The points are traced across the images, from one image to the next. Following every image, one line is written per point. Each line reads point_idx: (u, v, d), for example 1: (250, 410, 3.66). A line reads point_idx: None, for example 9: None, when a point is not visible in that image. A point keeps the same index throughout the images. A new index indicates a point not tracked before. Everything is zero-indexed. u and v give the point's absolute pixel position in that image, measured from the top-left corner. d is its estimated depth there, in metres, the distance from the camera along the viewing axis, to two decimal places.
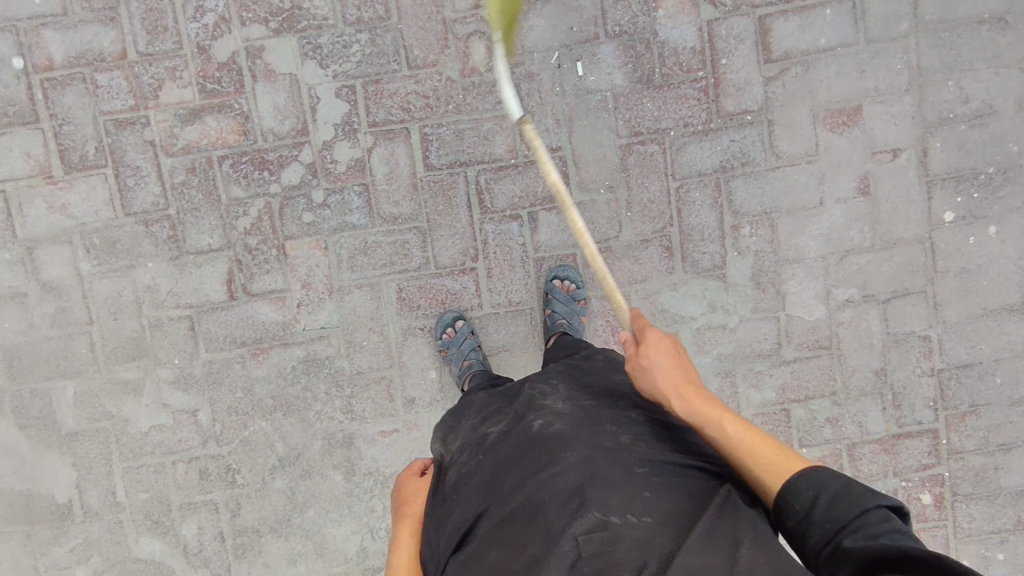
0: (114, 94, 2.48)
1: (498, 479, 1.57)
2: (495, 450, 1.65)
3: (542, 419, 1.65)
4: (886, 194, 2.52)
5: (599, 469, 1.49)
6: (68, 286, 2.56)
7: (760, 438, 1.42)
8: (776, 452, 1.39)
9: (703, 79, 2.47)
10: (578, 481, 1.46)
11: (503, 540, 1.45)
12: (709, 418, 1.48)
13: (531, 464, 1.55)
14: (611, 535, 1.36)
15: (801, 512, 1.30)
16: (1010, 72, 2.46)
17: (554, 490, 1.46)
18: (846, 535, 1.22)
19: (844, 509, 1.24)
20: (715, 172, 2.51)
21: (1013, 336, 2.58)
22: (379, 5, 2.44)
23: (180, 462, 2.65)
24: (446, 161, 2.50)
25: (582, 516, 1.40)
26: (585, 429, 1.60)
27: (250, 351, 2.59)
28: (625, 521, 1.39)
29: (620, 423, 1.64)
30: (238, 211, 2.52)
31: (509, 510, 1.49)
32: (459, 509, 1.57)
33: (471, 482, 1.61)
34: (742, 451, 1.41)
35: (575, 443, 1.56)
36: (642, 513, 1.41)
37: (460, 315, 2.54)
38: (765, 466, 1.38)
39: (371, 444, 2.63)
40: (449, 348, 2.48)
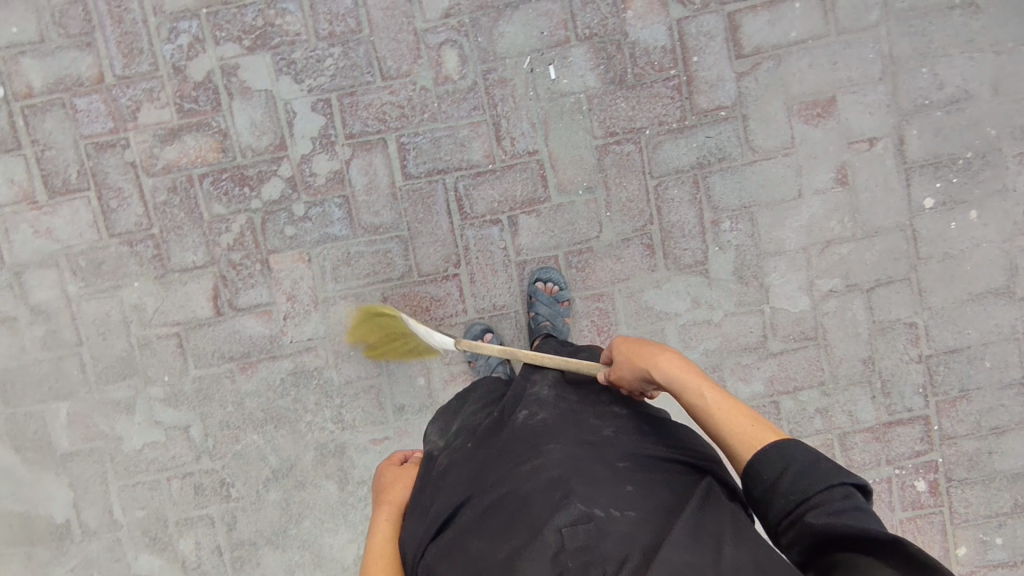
0: (93, 118, 2.51)
1: (484, 472, 1.59)
2: (486, 446, 1.68)
3: (526, 411, 1.71)
4: (864, 183, 2.51)
5: (584, 463, 1.51)
6: (57, 308, 2.60)
7: (736, 406, 1.44)
8: (751, 421, 1.40)
9: (676, 77, 2.48)
10: (562, 474, 1.48)
11: (488, 532, 1.47)
12: (687, 386, 1.49)
13: (518, 457, 1.58)
14: (596, 529, 1.34)
15: (767, 483, 1.31)
16: (984, 56, 2.45)
17: (539, 482, 1.48)
18: (808, 509, 1.23)
19: (809, 482, 1.26)
20: (693, 168, 2.51)
21: (1000, 319, 2.57)
22: (351, 18, 2.46)
23: (175, 478, 2.68)
24: (424, 169, 2.52)
25: (566, 509, 1.40)
26: (569, 426, 1.64)
27: (239, 365, 2.61)
28: (609, 514, 1.38)
29: (603, 417, 1.69)
30: (221, 227, 2.54)
31: (492, 502, 1.51)
32: (445, 497, 1.59)
33: (458, 474, 1.63)
34: (720, 418, 1.42)
35: (562, 439, 1.59)
36: (627, 507, 1.40)
37: (489, 328, 2.52)
38: (742, 431, 1.39)
39: (363, 453, 2.65)
40: (477, 361, 2.55)
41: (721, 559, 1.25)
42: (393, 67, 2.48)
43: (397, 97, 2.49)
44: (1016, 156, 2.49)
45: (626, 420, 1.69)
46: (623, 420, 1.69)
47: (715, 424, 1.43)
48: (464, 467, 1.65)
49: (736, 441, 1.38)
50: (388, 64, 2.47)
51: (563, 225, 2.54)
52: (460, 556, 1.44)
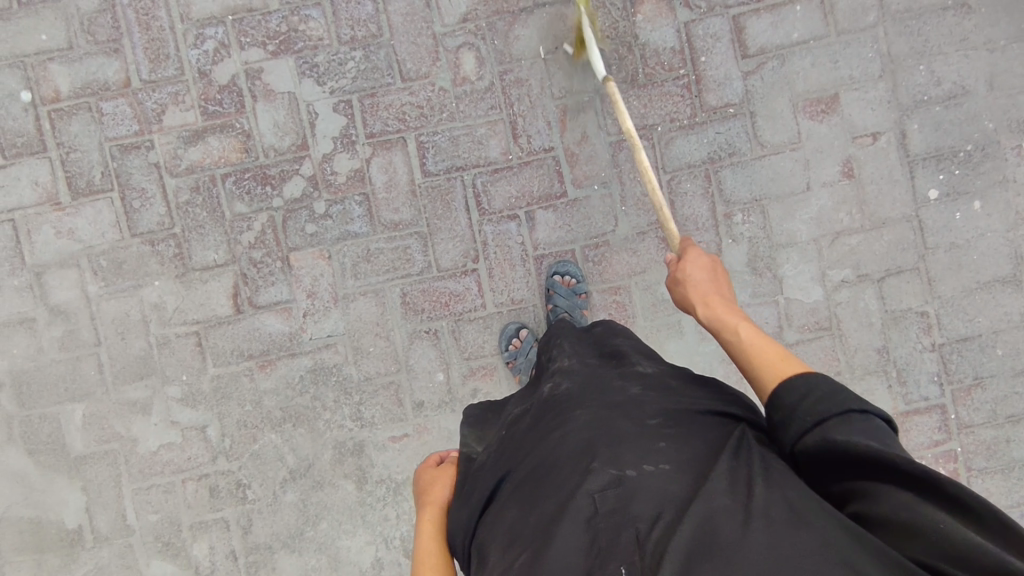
0: (119, 121, 2.57)
1: (517, 445, 1.56)
2: (516, 425, 1.67)
3: (551, 382, 1.72)
4: (870, 176, 2.59)
5: (611, 423, 1.46)
6: (76, 308, 2.61)
7: (769, 344, 1.45)
8: (782, 360, 1.40)
9: (685, 77, 2.58)
10: (590, 437, 1.43)
11: (521, 499, 1.43)
12: (727, 325, 1.54)
13: (546, 427, 1.54)
14: (626, 490, 1.29)
15: (785, 409, 1.30)
16: (978, 54, 2.56)
17: (568, 448, 1.43)
18: (825, 430, 1.21)
19: (828, 405, 1.24)
20: (704, 163, 2.59)
21: (1009, 307, 2.62)
22: (372, 24, 2.56)
23: (190, 480, 2.64)
24: (443, 167, 2.58)
25: (596, 472, 1.34)
26: (591, 387, 1.62)
27: (258, 364, 2.62)
28: (640, 472, 1.32)
29: (628, 376, 1.64)
30: (242, 226, 2.58)
31: (524, 471, 1.47)
32: (483, 479, 1.58)
33: (495, 454, 1.62)
34: (748, 351, 1.46)
35: (586, 404, 1.54)
36: (658, 461, 1.34)
37: (523, 325, 2.60)
38: (767, 361, 1.41)
39: (382, 451, 2.64)
40: (517, 359, 2.56)
41: (752, 501, 1.21)
42: (412, 69, 2.56)
43: (416, 98, 2.57)
44: (1014, 148, 2.58)
45: (652, 377, 1.64)
46: (649, 378, 1.63)
47: (743, 354, 1.47)
48: (500, 446, 1.64)
49: (759, 371, 1.41)
50: (408, 66, 2.56)
51: (579, 219, 2.60)
52: (499, 530, 1.42)
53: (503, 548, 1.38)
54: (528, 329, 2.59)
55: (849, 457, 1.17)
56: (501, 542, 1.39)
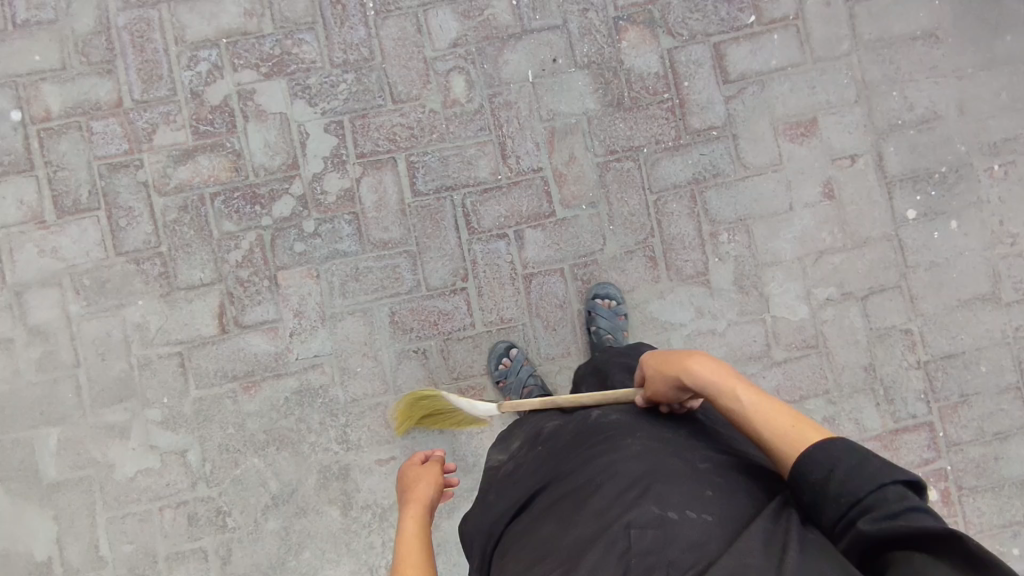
0: (108, 140, 2.57)
1: (562, 463, 1.67)
2: (558, 440, 1.78)
3: (599, 410, 1.82)
4: (850, 197, 2.66)
5: (662, 459, 1.52)
6: (56, 329, 2.55)
7: (776, 406, 1.45)
8: (794, 421, 1.41)
9: (669, 100, 2.66)
10: (638, 470, 1.50)
11: (556, 517, 1.54)
12: (723, 392, 1.50)
13: (592, 451, 1.64)
14: (665, 531, 1.35)
15: (817, 485, 1.31)
16: (947, 80, 2.68)
17: (615, 477, 1.51)
18: (862, 514, 1.23)
19: (860, 484, 1.25)
20: (689, 184, 2.65)
21: (990, 324, 2.66)
22: (364, 48, 2.61)
23: (167, 508, 2.55)
24: (433, 186, 2.61)
25: (639, 507, 1.41)
26: (643, 424, 1.69)
27: (242, 385, 2.56)
28: (683, 516, 1.38)
29: (681, 421, 1.72)
30: (230, 245, 2.57)
31: (565, 492, 1.58)
32: (522, 489, 1.71)
33: (539, 466, 1.74)
34: (761, 422, 1.44)
35: (641, 436, 1.62)
36: (701, 510, 1.39)
37: (512, 344, 2.57)
38: (781, 432, 1.40)
39: (368, 475, 2.57)
40: (507, 378, 2.51)
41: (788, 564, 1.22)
42: (404, 92, 2.61)
43: (407, 119, 2.61)
44: (986, 170, 2.67)
45: (702, 426, 1.70)
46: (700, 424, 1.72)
47: (754, 427, 1.45)
48: (543, 460, 1.75)
49: (776, 444, 1.40)
50: (400, 89, 2.61)
51: (568, 238, 2.62)
52: (530, 541, 1.54)
53: (530, 560, 1.49)
54: (518, 348, 2.57)
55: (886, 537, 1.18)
56: (528, 552, 1.51)
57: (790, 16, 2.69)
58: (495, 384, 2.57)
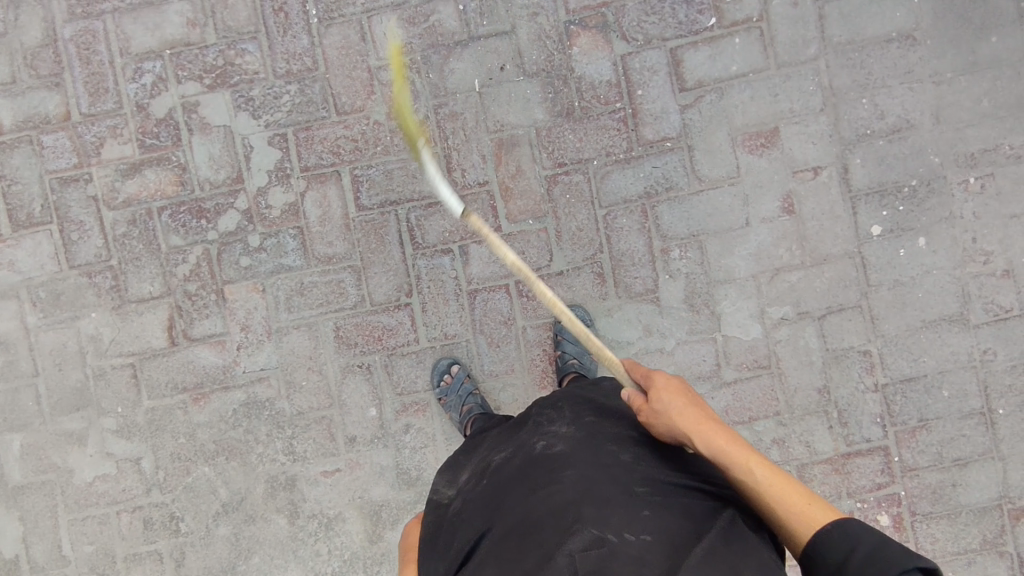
0: (59, 154, 2.59)
1: (500, 498, 1.63)
2: (500, 475, 1.71)
3: (543, 441, 1.72)
4: (810, 211, 2.54)
5: (598, 485, 1.53)
6: (16, 339, 2.63)
7: (787, 482, 1.40)
8: (804, 501, 1.37)
9: (621, 110, 2.55)
10: (575, 497, 1.51)
11: (499, 555, 1.50)
12: (734, 459, 1.46)
13: (528, 481, 1.62)
14: (608, 551, 1.38)
15: (831, 564, 1.26)
16: (923, 87, 2.50)
17: (553, 505, 1.51)
18: None
19: (878, 569, 1.17)
20: (641, 198, 2.56)
21: (956, 347, 2.54)
22: (307, 57, 2.56)
23: (124, 512, 2.63)
24: (377, 201, 2.57)
25: (578, 532, 1.44)
26: (585, 449, 1.65)
27: (191, 397, 2.62)
28: (622, 538, 1.42)
29: (621, 443, 1.68)
30: (178, 259, 2.59)
31: (506, 527, 1.55)
32: (464, 533, 1.64)
33: (476, 505, 1.68)
34: (769, 495, 1.39)
35: (579, 463, 1.60)
36: (639, 530, 1.43)
37: (454, 361, 2.57)
38: (789, 508, 1.37)
39: (314, 485, 2.62)
40: (448, 396, 2.50)
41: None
42: (347, 103, 2.56)
43: (351, 132, 2.57)
44: (960, 183, 2.51)
45: (642, 446, 1.69)
46: (641, 448, 1.68)
47: (759, 499, 1.42)
48: (478, 500, 1.69)
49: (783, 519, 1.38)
50: (343, 100, 2.56)
51: (514, 254, 2.57)
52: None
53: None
54: (459, 365, 2.56)
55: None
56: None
57: (753, 18, 2.53)
58: (438, 401, 2.57)
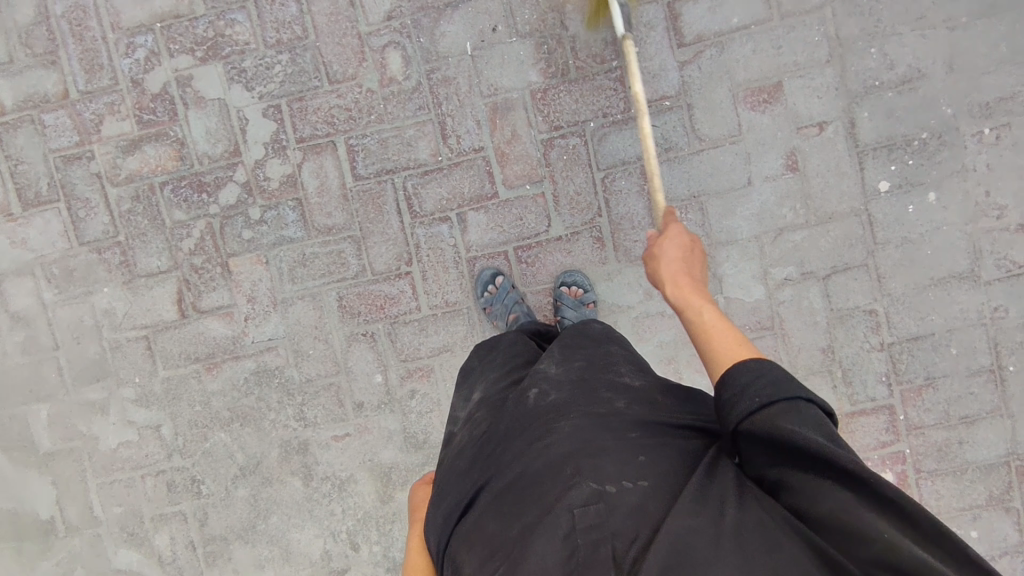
0: (60, 132, 2.62)
1: (497, 450, 1.54)
2: (495, 425, 1.60)
3: (536, 389, 1.62)
4: (815, 168, 2.46)
5: (592, 435, 1.45)
6: (34, 315, 2.72)
7: (730, 330, 1.45)
8: (737, 345, 1.41)
9: (618, 69, 2.48)
10: (573, 451, 1.43)
11: (500, 510, 1.44)
12: (692, 305, 1.53)
13: (524, 433, 1.52)
14: (607, 507, 1.32)
15: (738, 386, 1.31)
16: (935, 33, 2.38)
17: (548, 459, 1.44)
18: (775, 414, 1.24)
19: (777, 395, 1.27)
20: (640, 159, 2.51)
21: (966, 304, 2.48)
22: (297, 26, 2.52)
23: (148, 475, 2.77)
24: (373, 170, 2.57)
25: (576, 486, 1.37)
26: (580, 398, 1.55)
27: (204, 366, 2.70)
28: (620, 488, 1.35)
29: (616, 389, 1.59)
30: (182, 233, 2.64)
31: (505, 482, 1.47)
32: (459, 487, 1.56)
33: (471, 457, 1.59)
34: (706, 337, 1.46)
35: (573, 415, 1.51)
36: (637, 478, 1.37)
37: (498, 271, 2.55)
38: (717, 348, 1.43)
39: (326, 449, 2.71)
40: (493, 305, 2.51)
41: (724, 521, 1.22)
42: (339, 71, 2.53)
43: (344, 101, 2.55)
44: (974, 135, 2.41)
45: (639, 391, 1.60)
46: (636, 391, 1.60)
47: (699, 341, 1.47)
48: (475, 449, 1.61)
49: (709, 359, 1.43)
50: (334, 68, 2.53)
51: (512, 220, 2.56)
52: (478, 540, 1.43)
53: (482, 557, 1.40)
54: (504, 276, 2.55)
55: (787, 447, 1.21)
56: (479, 552, 1.41)
57: None
58: (482, 311, 2.58)
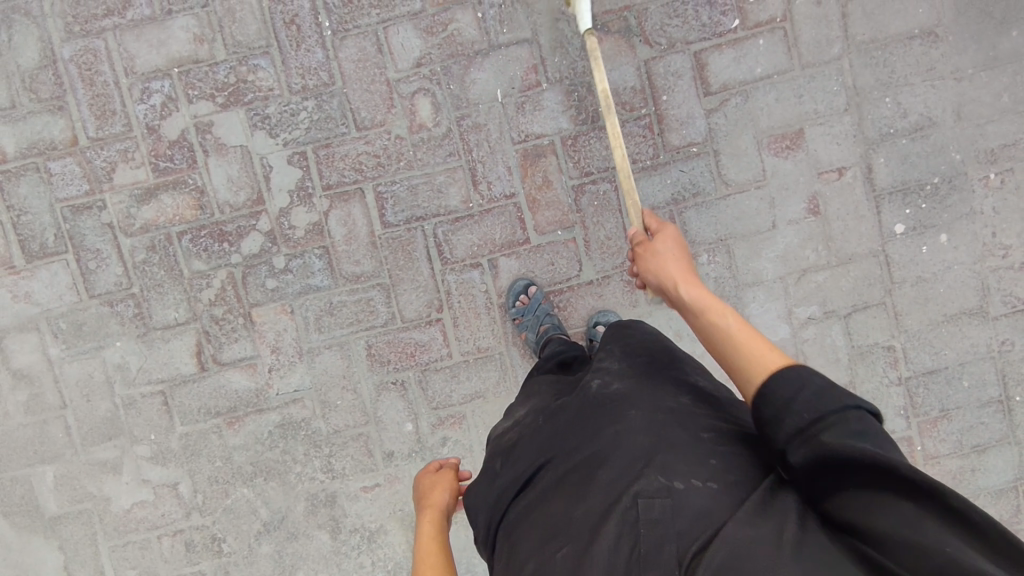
0: (68, 181, 2.49)
1: (561, 434, 1.52)
2: (558, 413, 1.60)
3: (599, 379, 1.61)
4: (835, 212, 2.56)
5: (668, 430, 1.41)
6: (39, 372, 2.57)
7: (750, 333, 1.36)
8: (761, 349, 1.32)
9: (647, 116, 2.52)
10: (644, 444, 1.39)
11: (561, 492, 1.43)
12: (707, 305, 1.45)
13: (593, 421, 1.50)
14: (675, 503, 1.28)
15: (779, 403, 1.22)
16: (945, 83, 2.51)
17: (617, 449, 1.41)
18: (824, 430, 1.15)
19: (826, 405, 1.17)
20: (669, 205, 2.55)
21: (976, 339, 2.61)
22: (323, 72, 2.48)
23: (165, 536, 2.65)
24: (403, 218, 2.54)
25: (645, 479, 1.33)
26: (648, 392, 1.53)
27: (225, 421, 2.60)
28: (690, 486, 1.30)
29: (680, 387, 1.56)
30: (202, 283, 2.54)
31: (568, 466, 1.45)
32: (516, 466, 1.56)
33: (531, 438, 1.60)
34: (729, 339, 1.37)
35: (643, 404, 1.48)
36: (709, 478, 1.31)
37: (530, 281, 2.55)
38: (740, 351, 1.34)
39: (355, 500, 2.65)
40: (524, 316, 2.50)
41: (784, 535, 1.14)
42: (367, 118, 2.50)
43: (372, 147, 2.51)
44: (981, 179, 2.55)
45: (704, 392, 1.57)
46: (700, 391, 1.57)
47: (715, 340, 1.40)
48: (536, 432, 1.61)
49: (729, 358, 1.36)
50: (363, 114, 2.49)
51: (543, 265, 2.57)
52: (538, 519, 1.43)
53: (541, 539, 1.39)
54: (536, 286, 2.54)
55: (848, 465, 1.11)
56: (538, 531, 1.40)
57: (776, 18, 2.50)
58: (510, 322, 2.56)
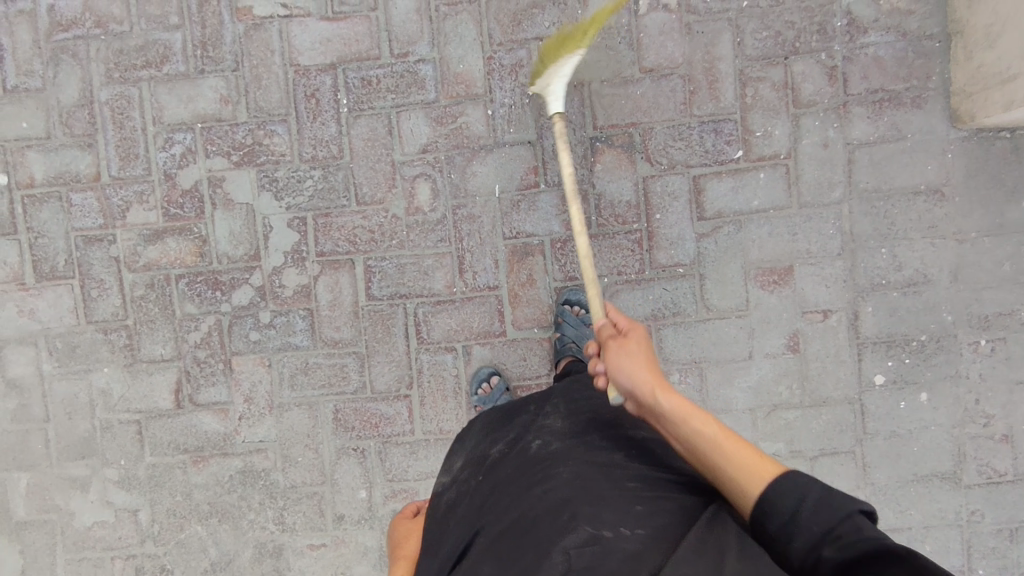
0: (85, 214, 2.65)
1: (493, 497, 1.60)
2: (493, 474, 1.68)
3: (539, 440, 1.70)
4: (815, 353, 2.53)
5: (594, 482, 1.50)
6: (30, 384, 2.72)
7: (738, 442, 1.36)
8: (758, 460, 1.31)
9: (638, 232, 2.55)
10: (571, 496, 1.48)
11: (494, 556, 1.45)
12: (688, 415, 1.42)
13: (525, 480, 1.58)
14: (603, 549, 1.35)
15: (785, 513, 1.22)
16: (946, 243, 2.47)
17: (548, 505, 1.48)
18: (831, 541, 1.15)
19: (828, 513, 1.17)
20: (647, 319, 2.56)
21: (945, 504, 2.53)
22: (333, 145, 2.59)
23: (118, 558, 2.75)
24: (387, 293, 2.62)
25: (572, 531, 1.41)
26: (579, 451, 1.61)
27: (191, 458, 2.71)
28: (617, 534, 1.39)
29: (613, 441, 1.65)
30: (190, 326, 2.66)
31: (501, 526, 1.50)
32: (457, 534, 1.59)
33: (468, 503, 1.65)
34: (723, 455, 1.34)
35: (572, 461, 1.58)
36: (635, 525, 1.40)
37: (495, 370, 2.59)
38: (739, 465, 1.31)
39: (300, 556, 2.71)
40: (485, 404, 2.56)
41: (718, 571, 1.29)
42: (368, 194, 2.59)
43: (368, 223, 2.60)
44: (971, 344, 2.49)
45: (639, 444, 1.64)
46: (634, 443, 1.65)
47: (712, 458, 1.35)
48: (472, 498, 1.66)
49: (729, 476, 1.33)
50: (364, 190, 2.59)
51: (516, 358, 2.61)
52: None
53: None
54: (500, 375, 2.59)
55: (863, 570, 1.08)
56: None
57: (781, 154, 2.49)
58: (473, 405, 2.63)
